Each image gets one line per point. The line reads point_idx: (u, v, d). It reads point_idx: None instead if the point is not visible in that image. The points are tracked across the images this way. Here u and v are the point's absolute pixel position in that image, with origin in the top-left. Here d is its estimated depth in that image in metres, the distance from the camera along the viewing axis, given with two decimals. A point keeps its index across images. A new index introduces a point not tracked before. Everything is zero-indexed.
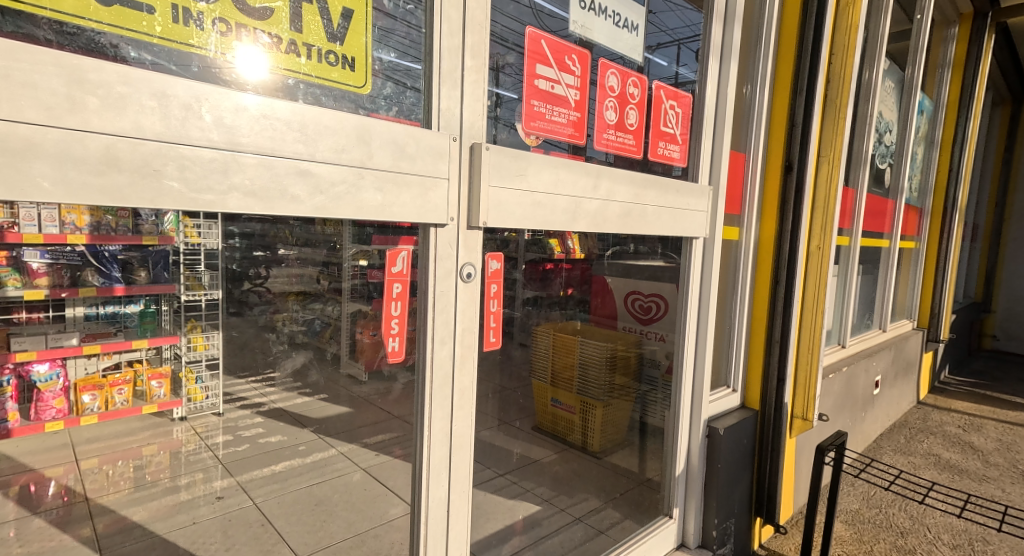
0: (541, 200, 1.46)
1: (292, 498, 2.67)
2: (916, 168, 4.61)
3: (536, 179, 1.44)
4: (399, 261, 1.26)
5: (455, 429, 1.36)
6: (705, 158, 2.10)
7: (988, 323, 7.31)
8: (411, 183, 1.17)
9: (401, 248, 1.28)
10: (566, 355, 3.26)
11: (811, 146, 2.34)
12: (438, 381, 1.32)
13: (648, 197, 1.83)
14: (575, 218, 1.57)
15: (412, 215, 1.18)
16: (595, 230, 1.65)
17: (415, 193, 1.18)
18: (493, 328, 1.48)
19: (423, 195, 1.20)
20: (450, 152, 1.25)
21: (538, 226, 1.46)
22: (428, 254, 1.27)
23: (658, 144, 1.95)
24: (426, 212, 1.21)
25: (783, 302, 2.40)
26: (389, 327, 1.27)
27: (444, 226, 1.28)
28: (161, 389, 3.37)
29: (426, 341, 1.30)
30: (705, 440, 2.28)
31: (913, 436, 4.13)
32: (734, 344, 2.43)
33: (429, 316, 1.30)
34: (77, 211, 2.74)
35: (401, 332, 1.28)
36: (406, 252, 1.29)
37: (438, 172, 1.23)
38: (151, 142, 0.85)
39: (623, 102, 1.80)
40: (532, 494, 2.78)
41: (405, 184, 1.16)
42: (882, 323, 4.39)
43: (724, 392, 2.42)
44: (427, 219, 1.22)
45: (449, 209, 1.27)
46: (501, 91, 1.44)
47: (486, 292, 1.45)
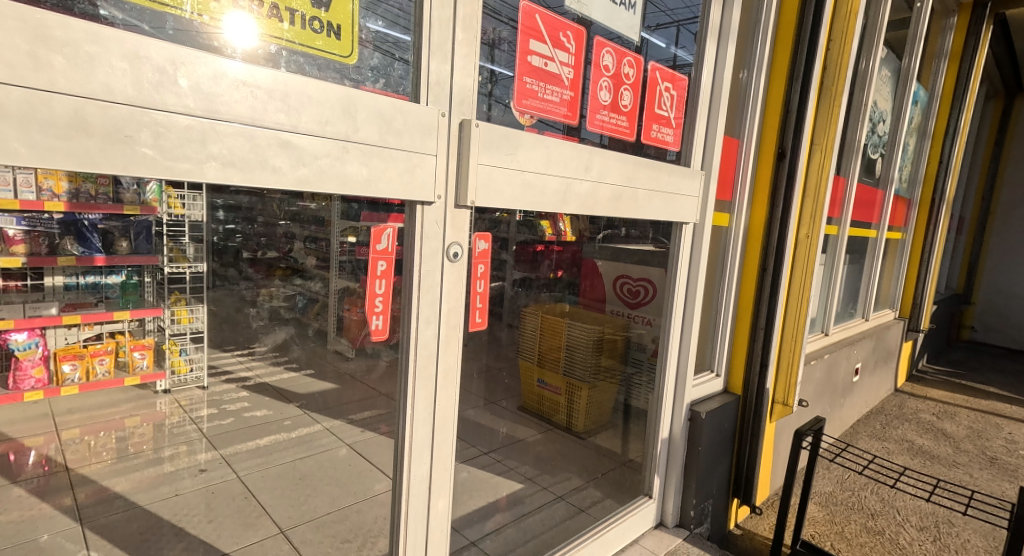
0: (532, 180, 1.44)
1: (275, 472, 2.67)
2: (908, 159, 4.62)
3: (527, 158, 1.42)
4: (386, 237, 1.22)
5: (438, 406, 1.36)
6: (699, 143, 2.08)
7: (968, 314, 7.44)
8: (397, 159, 1.14)
9: (387, 225, 1.23)
10: (553, 337, 3.27)
11: (804, 132, 2.33)
12: (421, 360, 1.31)
13: (640, 180, 1.81)
14: (565, 200, 1.55)
15: (398, 192, 1.16)
16: (586, 213, 1.63)
17: (401, 168, 1.15)
18: (479, 309, 1.46)
19: (409, 171, 1.17)
20: (439, 127, 1.22)
21: (527, 207, 1.44)
22: (415, 232, 1.25)
23: (652, 127, 1.92)
24: (412, 189, 1.18)
25: (770, 288, 2.42)
26: (372, 305, 1.24)
27: (431, 205, 1.25)
28: (144, 361, 3.29)
29: (412, 321, 1.29)
30: (687, 423, 2.30)
31: (889, 423, 4.21)
32: (719, 329, 2.44)
33: (414, 296, 1.28)
34: (54, 178, 2.70)
35: (385, 311, 1.26)
36: (392, 229, 1.24)
37: (427, 148, 1.20)
38: (121, 106, 0.82)
39: (618, 83, 1.76)
40: (515, 472, 2.80)
41: (393, 161, 1.14)
42: (865, 312, 4.44)
43: (708, 376, 2.44)
44: (415, 196, 1.20)
45: (437, 187, 1.24)
46: (496, 68, 1.43)
47: (473, 272, 1.43)
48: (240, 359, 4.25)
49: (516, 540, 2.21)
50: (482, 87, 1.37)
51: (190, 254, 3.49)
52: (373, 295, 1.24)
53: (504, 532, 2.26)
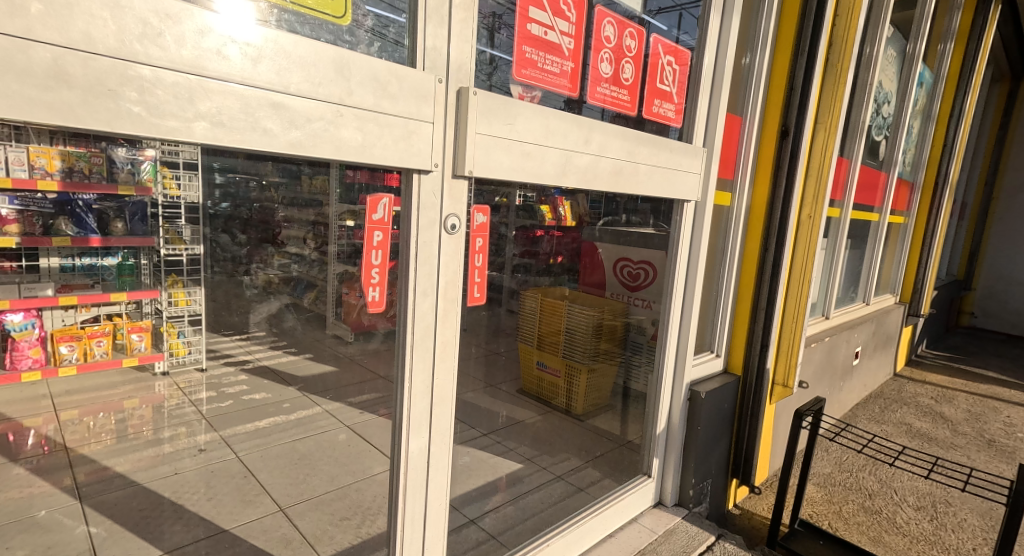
0: (531, 151, 1.41)
1: (273, 453, 2.67)
2: (911, 142, 4.58)
3: (527, 129, 1.39)
4: (382, 207, 1.19)
5: (437, 380, 1.34)
6: (701, 119, 2.05)
7: (967, 300, 7.44)
8: (393, 124, 1.12)
9: (384, 194, 1.20)
10: (552, 318, 3.28)
11: (808, 110, 2.29)
12: (419, 332, 1.29)
13: (641, 155, 1.78)
14: (565, 173, 1.52)
15: (394, 159, 1.13)
16: (586, 186, 1.61)
17: (397, 135, 1.13)
18: (478, 283, 1.45)
19: (406, 137, 1.14)
20: (437, 93, 1.19)
21: (525, 178, 1.41)
22: (412, 202, 1.23)
23: (654, 102, 1.87)
24: (408, 156, 1.16)
25: (771, 268, 2.40)
26: (369, 277, 1.21)
27: (427, 173, 1.23)
28: (142, 343, 3.26)
29: (409, 293, 1.26)
30: (687, 403, 2.28)
31: (887, 406, 4.21)
32: (720, 310, 2.42)
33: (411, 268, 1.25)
34: (47, 156, 2.65)
35: (382, 283, 1.23)
36: (389, 199, 1.21)
37: (423, 114, 1.17)
38: (104, 58, 0.79)
39: (619, 55, 1.72)
40: (514, 453, 2.80)
41: (389, 126, 1.11)
42: (866, 296, 4.43)
43: (708, 356, 2.42)
44: (412, 164, 1.17)
45: (434, 155, 1.22)
46: (496, 53, 1.40)
47: (471, 246, 1.41)
48: (238, 343, 4.23)
49: (514, 518, 2.20)
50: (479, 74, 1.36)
51: (187, 236, 3.46)
52: (371, 268, 1.21)
53: (502, 510, 2.25)
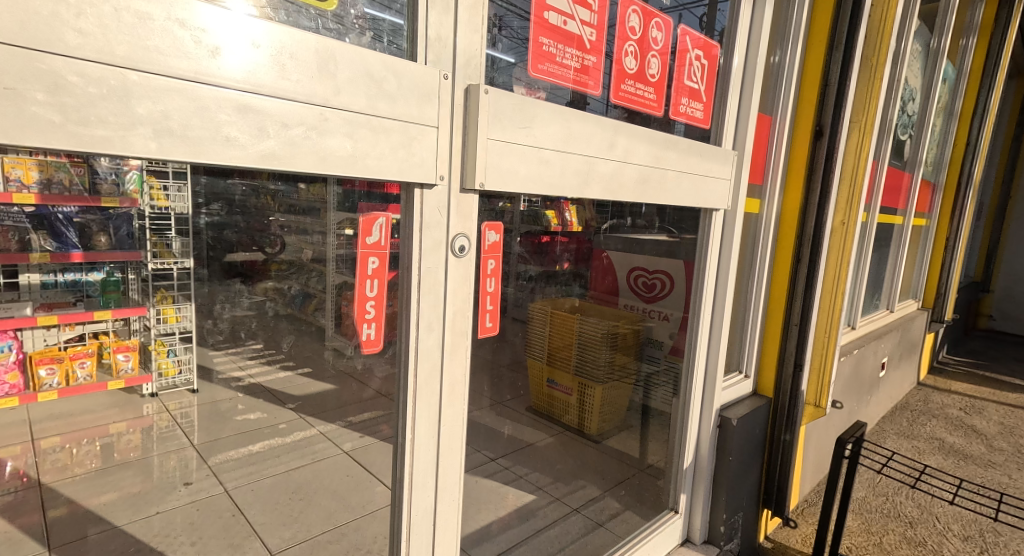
0: (549, 158, 1.22)
1: (266, 486, 2.47)
2: (934, 140, 4.38)
3: (545, 133, 1.20)
4: (378, 229, 1.01)
5: (444, 428, 1.15)
6: (731, 119, 1.86)
7: (984, 302, 7.23)
8: (390, 130, 0.93)
9: (381, 214, 1.03)
10: (564, 332, 3.05)
11: (845, 109, 2.10)
12: (424, 374, 1.10)
13: (669, 160, 1.59)
14: (587, 183, 1.33)
15: (392, 171, 0.95)
16: (610, 197, 1.42)
17: (395, 142, 0.94)
18: (489, 311, 1.27)
19: (406, 145, 0.96)
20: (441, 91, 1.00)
21: (543, 190, 1.23)
22: (413, 221, 1.04)
23: (681, 101, 1.68)
24: (409, 167, 0.97)
25: (805, 281, 2.21)
26: (362, 311, 1.01)
27: (431, 188, 1.04)
28: (128, 363, 3.08)
29: (409, 328, 1.07)
30: (715, 430, 2.09)
31: (915, 419, 4.01)
32: (749, 327, 2.22)
33: (412, 298, 1.06)
34: (22, 166, 2.43)
35: (378, 317, 1.03)
36: (386, 219, 1.03)
37: (426, 117, 0.98)
38: (4, 48, 0.61)
39: (645, 48, 1.53)
40: (525, 481, 2.60)
41: (386, 132, 0.92)
42: (890, 303, 4.23)
43: (737, 378, 2.23)
44: (414, 176, 0.98)
45: (439, 165, 1.03)
46: (496, 53, 1.19)
47: (482, 269, 1.23)
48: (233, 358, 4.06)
49: None
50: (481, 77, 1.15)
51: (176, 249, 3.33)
52: (365, 303, 1.02)
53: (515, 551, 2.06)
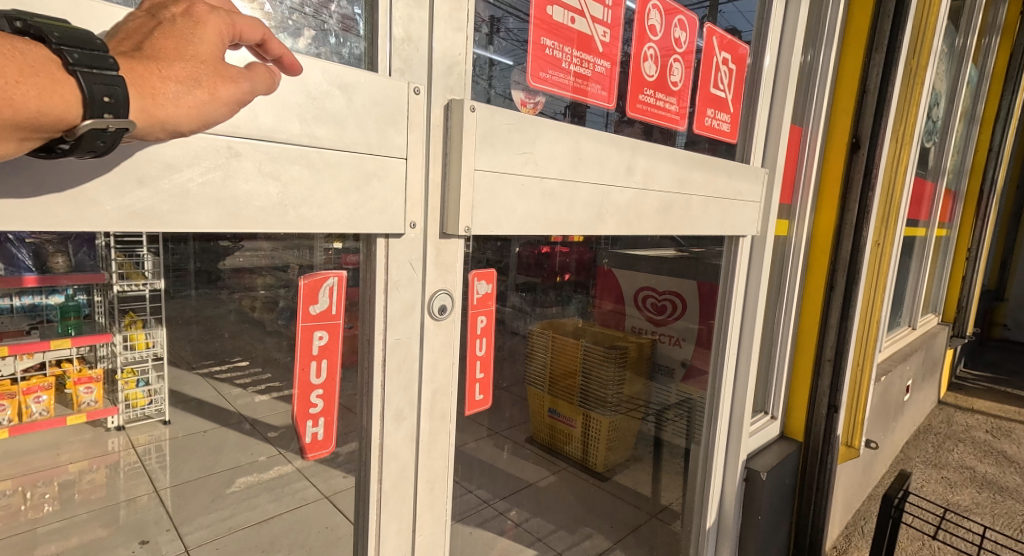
0: (554, 190, 0.98)
1: (234, 541, 2.23)
2: (957, 146, 4.13)
3: (549, 158, 0.96)
4: (325, 293, 0.76)
5: (420, 540, 0.91)
6: (761, 132, 1.61)
7: (1000, 311, 6.97)
8: (338, 165, 0.70)
9: (331, 274, 0.77)
10: (568, 361, 2.64)
11: (887, 117, 1.85)
12: (393, 475, 0.85)
13: (694, 184, 1.34)
14: (601, 217, 1.09)
15: (341, 222, 0.71)
16: (627, 232, 1.17)
17: (345, 181, 0.70)
18: (480, 382, 1.01)
19: (360, 185, 0.72)
20: (411, 111, 0.77)
21: (546, 229, 0.98)
22: (376, 281, 0.80)
23: (706, 113, 1.43)
24: (364, 215, 0.73)
25: (839, 311, 1.96)
26: (306, 405, 0.77)
27: (399, 237, 0.80)
28: (91, 396, 2.83)
29: (373, 418, 0.83)
30: (742, 484, 1.84)
31: (941, 444, 3.76)
32: (777, 364, 1.98)
33: (377, 379, 0.82)
34: None
35: (326, 410, 0.79)
36: (336, 281, 0.77)
37: (389, 146, 0.75)
38: None
39: (667, 51, 1.28)
40: (523, 530, 2.34)
41: (331, 169, 0.69)
42: (912, 320, 3.99)
43: (763, 420, 1.98)
44: (372, 224, 0.75)
45: (408, 208, 0.79)
46: (494, 56, 0.96)
47: (471, 329, 0.97)
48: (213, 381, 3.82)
49: None
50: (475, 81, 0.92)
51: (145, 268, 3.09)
52: (309, 392, 0.77)
53: None
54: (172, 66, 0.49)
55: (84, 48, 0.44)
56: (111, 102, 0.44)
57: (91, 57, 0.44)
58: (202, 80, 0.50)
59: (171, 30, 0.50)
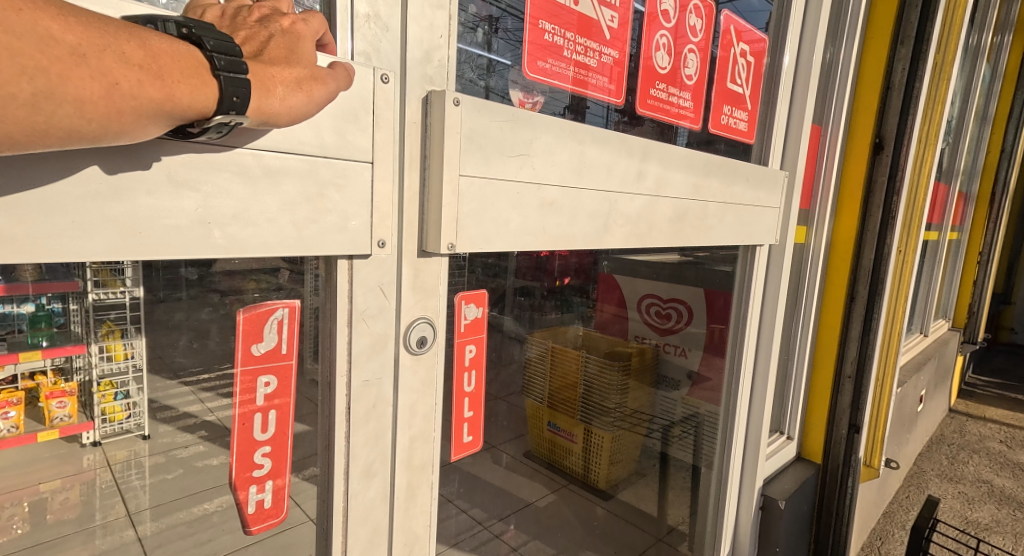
0: (554, 198, 0.84)
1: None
2: (969, 147, 3.99)
3: (548, 161, 0.82)
4: (270, 329, 0.64)
5: None
6: (780, 132, 1.47)
7: (1007, 315, 6.83)
8: (284, 176, 0.58)
9: (278, 306, 0.65)
10: (567, 375, 2.31)
11: (914, 115, 1.71)
12: (361, 538, 0.72)
13: (710, 190, 1.20)
14: (608, 229, 0.95)
15: (289, 243, 0.59)
16: (636, 245, 1.03)
17: (293, 196, 0.58)
18: (468, 422, 0.87)
19: (313, 200, 0.60)
20: (378, 105, 0.64)
21: (544, 244, 0.84)
22: (338, 311, 0.67)
23: (723, 110, 1.30)
24: (317, 237, 0.61)
25: (861, 325, 1.82)
26: (247, 466, 0.66)
27: (365, 259, 0.67)
28: (64, 411, 2.64)
29: (336, 474, 0.70)
30: (758, 513, 1.71)
31: (955, 456, 3.62)
32: (794, 380, 1.83)
33: (341, 430, 0.69)
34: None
35: (273, 470, 0.68)
36: (283, 314, 0.66)
37: (350, 149, 0.62)
38: None
39: (681, 40, 1.14)
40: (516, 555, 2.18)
41: (272, 179, 0.57)
42: (923, 327, 3.85)
43: (779, 441, 1.84)
44: (327, 244, 0.62)
45: (375, 224, 0.66)
46: (486, 41, 0.82)
47: (458, 361, 0.83)
48: None
49: None
50: (461, 71, 0.78)
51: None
52: (253, 448, 0.66)
53: None
54: (279, 68, 0.52)
55: (226, 45, 0.46)
56: (241, 102, 0.46)
57: (238, 61, 0.47)
58: (308, 83, 0.53)
59: (279, 38, 0.53)
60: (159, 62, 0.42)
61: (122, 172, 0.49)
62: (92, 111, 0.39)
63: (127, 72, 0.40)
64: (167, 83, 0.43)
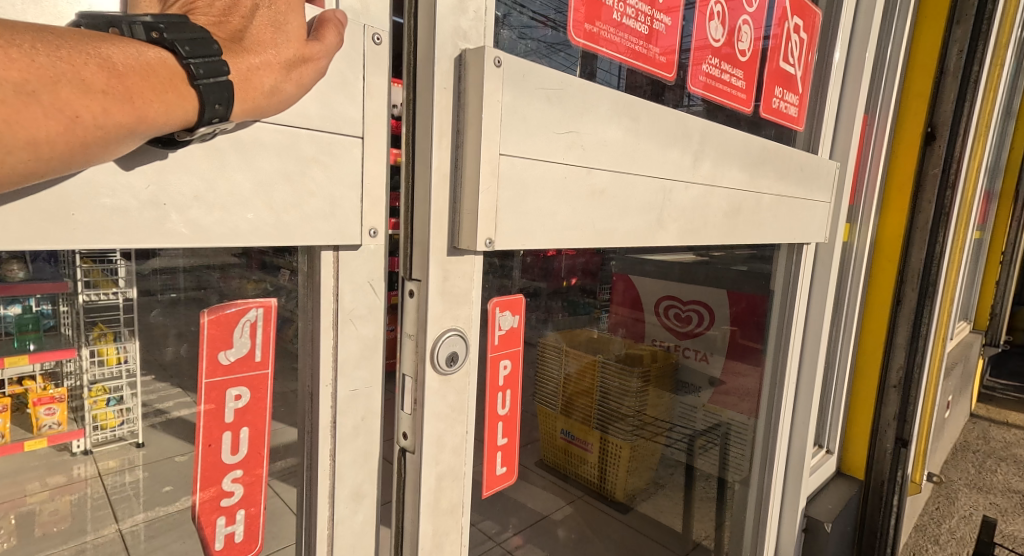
0: (606, 185, 0.70)
1: None
2: (994, 143, 3.85)
3: (602, 140, 0.68)
4: (241, 332, 0.53)
5: None
6: (830, 119, 1.34)
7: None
8: (259, 149, 0.47)
9: (249, 308, 0.54)
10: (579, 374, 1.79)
11: (968, 103, 1.58)
12: None
13: (765, 180, 1.07)
14: (662, 223, 0.81)
15: (267, 232, 0.48)
16: (689, 243, 0.89)
17: (267, 174, 0.48)
18: (502, 452, 0.73)
19: (291, 180, 0.49)
20: (368, 69, 0.53)
21: (592, 243, 0.70)
22: (320, 313, 0.56)
23: (774, 92, 1.16)
24: (301, 227, 0.51)
25: (908, 330, 1.69)
26: (213, 502, 0.55)
27: (355, 249, 0.57)
28: None
29: (320, 510, 0.58)
30: (801, 536, 1.60)
31: (982, 464, 3.48)
32: (835, 390, 1.70)
33: (323, 457, 0.58)
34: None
35: (247, 508, 0.57)
36: (254, 317, 0.54)
37: (338, 120, 0.52)
38: None
39: (736, 9, 1.00)
40: None
41: (243, 154, 0.46)
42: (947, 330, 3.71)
43: (819, 456, 1.71)
44: (309, 232, 0.51)
45: (365, 210, 0.56)
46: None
47: (492, 379, 0.69)
48: None
49: None
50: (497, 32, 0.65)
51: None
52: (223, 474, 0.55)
53: None
54: (263, 54, 0.43)
55: (201, 43, 0.39)
56: (224, 113, 0.40)
57: (217, 63, 0.39)
58: (298, 69, 0.45)
59: (262, 12, 0.43)
60: (124, 81, 0.35)
61: (138, 166, 0.42)
62: (47, 150, 0.33)
63: (88, 102, 0.33)
64: (137, 105, 0.36)
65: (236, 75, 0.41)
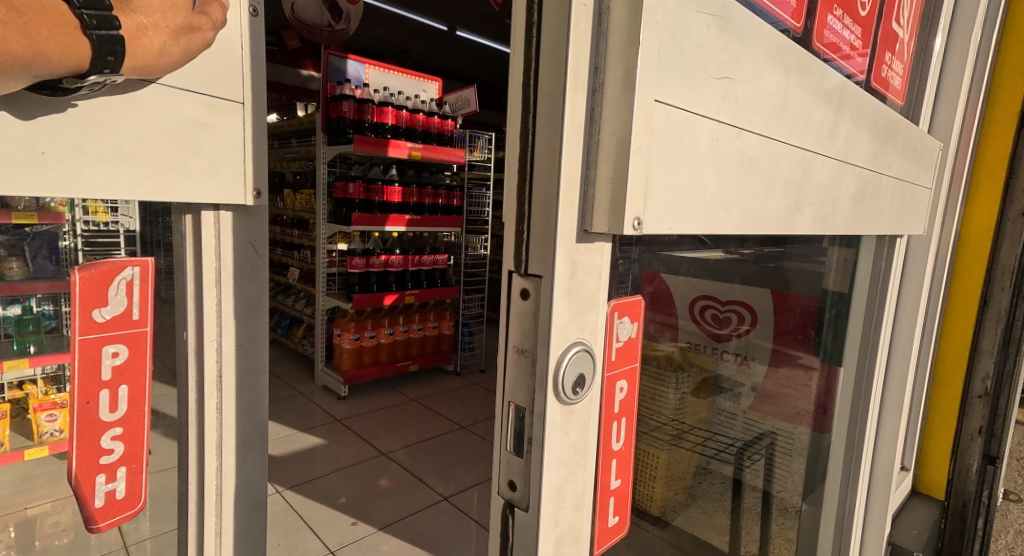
0: (754, 154, 0.54)
1: None
2: None
3: (753, 91, 0.52)
4: (117, 289, 0.68)
5: None
6: (929, 94, 1.17)
7: None
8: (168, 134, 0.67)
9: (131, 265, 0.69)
10: None
11: None
12: None
13: (887, 159, 0.90)
14: (798, 205, 0.65)
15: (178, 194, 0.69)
16: (820, 231, 0.73)
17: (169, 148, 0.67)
18: (614, 502, 0.56)
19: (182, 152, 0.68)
20: (241, 64, 0.74)
21: (737, 227, 0.54)
22: (202, 268, 0.77)
23: (884, 59, 1.00)
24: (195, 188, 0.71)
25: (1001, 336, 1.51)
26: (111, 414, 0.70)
27: (238, 211, 0.79)
28: None
29: (206, 427, 0.80)
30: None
31: None
32: (917, 402, 1.53)
33: (211, 374, 0.79)
34: None
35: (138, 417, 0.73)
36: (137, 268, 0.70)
37: (203, 91, 0.69)
38: None
39: None
40: None
41: (133, 119, 0.63)
42: None
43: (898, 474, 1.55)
44: (201, 189, 0.71)
45: (248, 176, 0.77)
46: None
47: (607, 411, 0.52)
48: None
49: None
50: None
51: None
52: (106, 423, 0.70)
53: None
54: (153, 21, 0.57)
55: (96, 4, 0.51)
56: (117, 60, 0.52)
57: (109, 18, 0.52)
58: (184, 36, 0.59)
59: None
60: (26, 19, 0.47)
61: (39, 115, 0.57)
62: None
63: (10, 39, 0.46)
64: (35, 41, 0.48)
65: (125, 30, 0.53)
